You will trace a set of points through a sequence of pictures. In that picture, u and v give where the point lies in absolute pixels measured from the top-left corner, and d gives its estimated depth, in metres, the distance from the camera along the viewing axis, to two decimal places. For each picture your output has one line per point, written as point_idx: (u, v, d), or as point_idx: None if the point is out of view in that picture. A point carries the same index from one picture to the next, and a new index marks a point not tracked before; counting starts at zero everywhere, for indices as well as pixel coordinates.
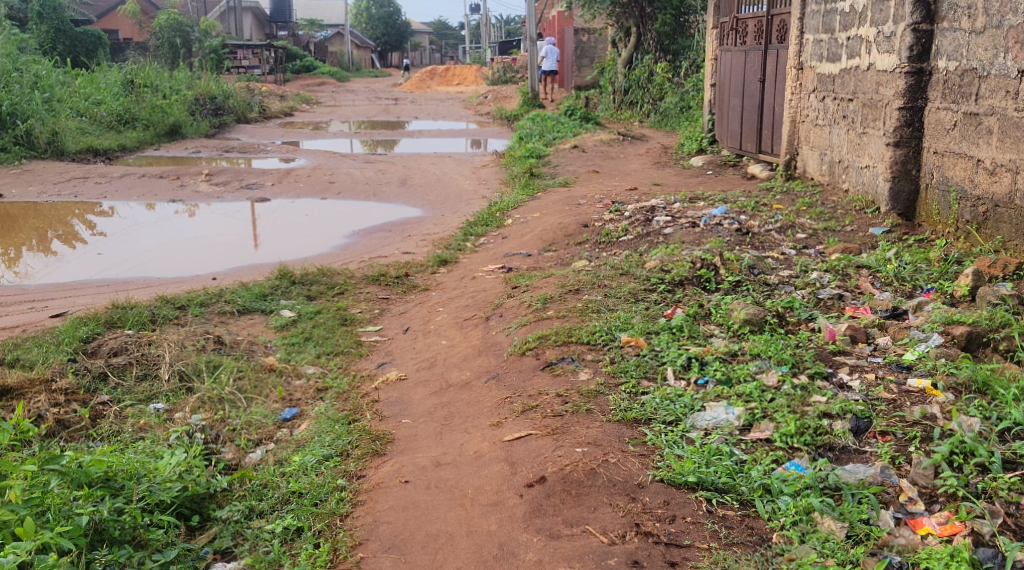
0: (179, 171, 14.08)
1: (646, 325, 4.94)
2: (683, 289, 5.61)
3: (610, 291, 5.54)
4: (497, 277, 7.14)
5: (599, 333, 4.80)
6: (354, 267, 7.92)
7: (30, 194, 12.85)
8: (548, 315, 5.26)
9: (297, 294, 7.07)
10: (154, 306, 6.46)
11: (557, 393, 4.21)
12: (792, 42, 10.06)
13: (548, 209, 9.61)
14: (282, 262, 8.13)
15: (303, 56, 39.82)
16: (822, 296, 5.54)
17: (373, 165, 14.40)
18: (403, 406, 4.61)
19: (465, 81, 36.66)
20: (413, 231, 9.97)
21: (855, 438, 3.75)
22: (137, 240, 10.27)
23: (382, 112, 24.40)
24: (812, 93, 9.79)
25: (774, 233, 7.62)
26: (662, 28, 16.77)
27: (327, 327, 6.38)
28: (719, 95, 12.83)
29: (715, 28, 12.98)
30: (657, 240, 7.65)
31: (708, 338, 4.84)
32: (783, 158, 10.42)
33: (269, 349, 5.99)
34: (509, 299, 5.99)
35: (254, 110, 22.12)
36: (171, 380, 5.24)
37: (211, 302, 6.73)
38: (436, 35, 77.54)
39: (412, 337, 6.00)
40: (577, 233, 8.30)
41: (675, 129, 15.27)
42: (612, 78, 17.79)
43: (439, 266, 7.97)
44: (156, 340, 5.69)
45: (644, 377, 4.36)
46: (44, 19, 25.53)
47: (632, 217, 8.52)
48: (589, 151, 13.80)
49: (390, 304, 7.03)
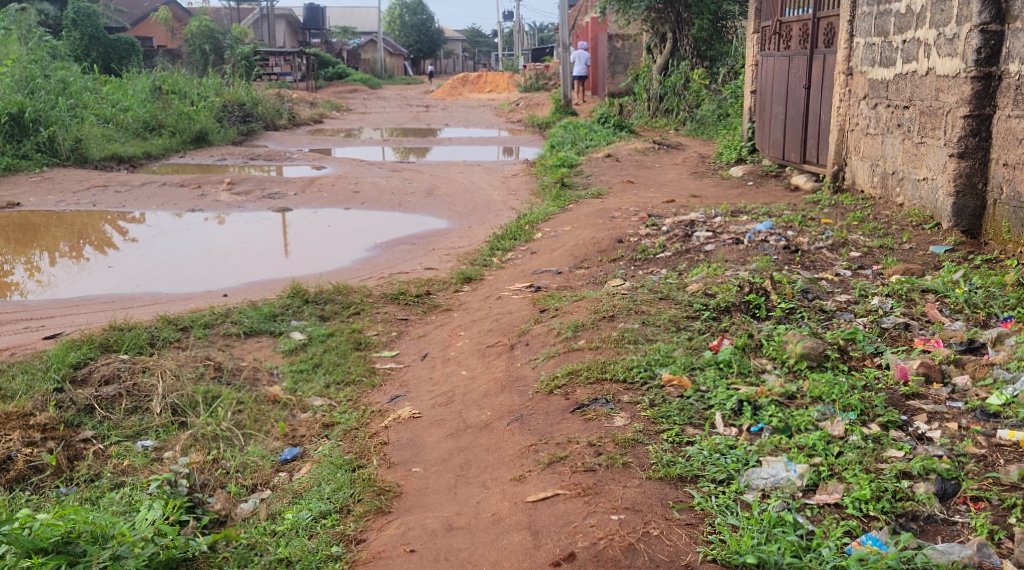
0: (201, 179, 13.70)
1: (690, 359, 4.39)
2: (729, 316, 5.04)
3: (648, 318, 4.99)
4: (524, 297, 6.62)
5: (637, 369, 4.25)
6: (373, 284, 7.44)
7: (49, 202, 12.52)
8: (579, 345, 4.72)
9: (310, 314, 6.59)
10: (154, 328, 6.01)
11: (588, 442, 3.66)
12: (841, 45, 9.46)
13: (579, 223, 9.08)
14: (295, 279, 7.67)
15: (335, 64, 39.63)
16: (885, 325, 4.95)
17: (400, 174, 13.95)
18: (414, 451, 4.08)
19: (497, 88, 36.19)
20: (437, 244, 9.48)
21: (942, 505, 3.18)
22: (152, 250, 9.90)
23: (413, 119, 23.99)
24: (862, 100, 9.18)
25: (825, 251, 7.03)
26: (699, 34, 16.20)
27: (339, 352, 5.89)
28: (760, 102, 12.23)
29: (756, 33, 12.39)
30: (697, 258, 7.11)
31: (759, 375, 4.29)
32: (831, 168, 9.81)
33: (274, 377, 5.51)
34: (536, 325, 5.45)
35: (283, 116, 21.77)
36: (163, 414, 4.76)
37: (216, 323, 6.27)
38: (469, 43, 77.22)
39: (430, 365, 5.49)
40: (610, 250, 7.78)
41: (712, 137, 14.70)
42: (646, 84, 17.22)
43: (463, 284, 7.47)
44: (153, 368, 5.25)
45: (689, 422, 3.81)
46: (77, 25, 25.37)
47: (670, 232, 7.97)
48: (624, 160, 13.25)
49: (409, 326, 6.53)
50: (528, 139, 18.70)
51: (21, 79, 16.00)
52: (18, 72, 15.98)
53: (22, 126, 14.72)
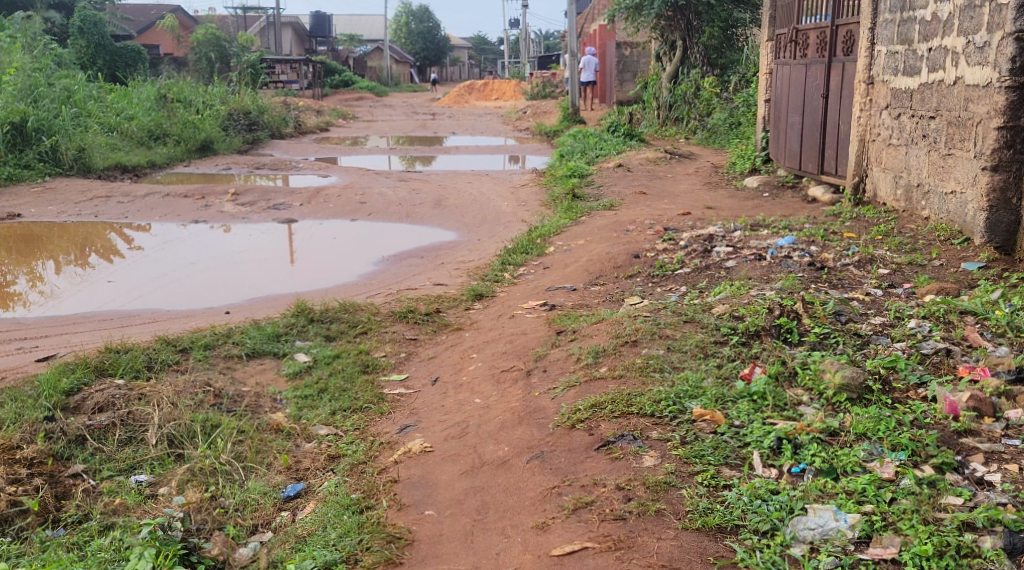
0: (205, 189, 13.44)
1: (721, 390, 4.10)
2: (759, 341, 4.74)
3: (673, 343, 4.69)
4: (538, 317, 6.33)
5: (666, 403, 3.97)
6: (380, 301, 7.16)
7: (50, 213, 12.27)
8: (601, 374, 4.44)
9: (315, 334, 6.31)
10: (152, 350, 5.74)
11: (618, 486, 3.43)
12: (861, 54, 9.16)
13: (593, 237, 8.80)
14: (300, 295, 7.41)
15: (341, 71, 39.43)
16: (925, 351, 4.64)
17: (407, 184, 13.68)
18: (427, 491, 3.81)
19: (503, 95, 35.95)
20: (446, 257, 9.19)
21: (1011, 562, 2.93)
22: (154, 261, 9.64)
23: (419, 127, 23.74)
24: (884, 110, 8.88)
25: (852, 268, 6.73)
26: (709, 41, 15.92)
27: (346, 376, 5.61)
28: (774, 112, 11.93)
29: (771, 41, 12.10)
30: (718, 274, 6.82)
31: (797, 408, 3.99)
32: (851, 180, 9.51)
33: (277, 404, 5.23)
34: (553, 349, 5.16)
35: (289, 125, 21.52)
36: (158, 445, 4.49)
37: (217, 344, 5.99)
38: (475, 51, 77.16)
39: (441, 392, 5.21)
40: (627, 266, 7.50)
41: (724, 146, 14.42)
42: (656, 93, 16.96)
43: (474, 301, 7.19)
44: (149, 395, 4.98)
45: (724, 463, 3.53)
46: (83, 33, 25.18)
47: (688, 247, 7.69)
48: (635, 170, 12.96)
49: (418, 347, 6.25)
50: (536, 147, 18.44)
51: (24, 88, 15.79)
52: (21, 81, 15.76)
53: (25, 136, 14.50)
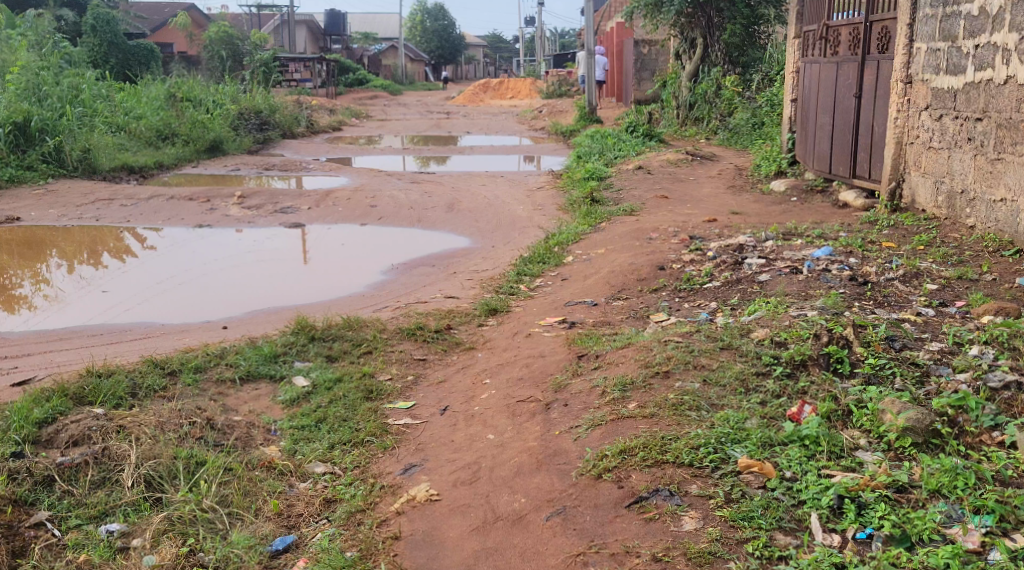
0: (212, 191, 13.01)
1: (767, 433, 3.60)
2: (806, 372, 4.23)
3: (710, 376, 4.18)
4: (557, 336, 5.86)
5: (705, 450, 3.50)
6: (387, 316, 6.68)
7: (51, 216, 11.84)
8: (630, 413, 3.93)
9: (315, 354, 5.84)
10: (137, 373, 5.29)
11: (655, 558, 3.08)
12: (898, 51, 8.61)
13: (615, 245, 8.30)
14: (302, 311, 6.95)
15: (356, 69, 38.98)
16: (993, 385, 4.08)
17: (419, 186, 13.21)
18: (431, 553, 3.39)
19: (518, 94, 35.43)
20: (458, 266, 8.71)
21: None
22: (152, 267, 9.23)
23: (433, 127, 23.25)
24: (924, 111, 8.32)
25: (897, 284, 6.19)
26: (731, 39, 15.34)
27: (347, 403, 5.13)
28: (802, 112, 11.38)
29: (798, 38, 11.56)
30: (751, 289, 6.32)
31: (854, 454, 3.51)
32: (887, 185, 8.90)
33: (271, 436, 4.76)
34: (575, 379, 4.67)
35: (301, 124, 21.07)
36: (135, 488, 4.03)
37: (209, 366, 5.53)
38: (490, 49, 76.65)
39: (450, 424, 4.72)
40: (651, 279, 7.02)
41: (747, 147, 13.88)
42: (675, 92, 16.44)
43: (487, 317, 6.72)
44: (130, 426, 4.52)
45: (777, 527, 3.14)
46: (96, 31, 24.81)
47: (717, 259, 7.18)
48: (656, 173, 12.45)
49: (426, 368, 5.77)
50: (552, 147, 17.93)
51: (30, 87, 15.40)
52: (25, 80, 15.37)
53: (28, 136, 14.11)
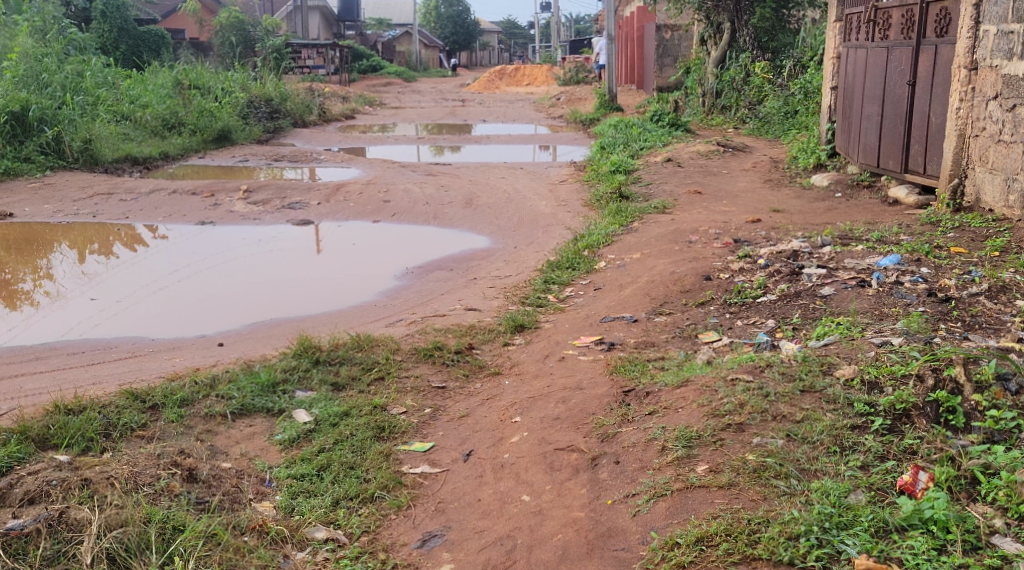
0: (216, 184, 12.28)
1: (880, 516, 3.05)
2: (911, 425, 3.48)
3: (795, 430, 3.51)
4: (595, 362, 5.14)
5: (804, 541, 3.02)
6: (400, 334, 5.94)
7: (45, 212, 11.13)
8: (702, 481, 3.38)
9: (319, 382, 5.10)
10: (113, 408, 4.57)
11: None
12: (962, 34, 7.73)
13: (651, 250, 7.53)
14: (305, 329, 6.21)
15: (370, 56, 38.14)
16: None
17: (435, 179, 12.47)
18: None
19: (535, 81, 34.60)
20: (479, 271, 7.96)
21: None
22: (147, 266, 8.52)
23: (448, 115, 22.45)
24: (992, 100, 7.45)
25: (983, 300, 5.37)
26: (761, 23, 14.56)
27: (354, 444, 4.39)
28: (842, 101, 10.53)
29: (840, 22, 10.72)
30: (813, 306, 5.55)
31: (995, 543, 2.91)
32: (948, 182, 8.03)
33: (265, 489, 4.06)
34: (625, 428, 3.96)
35: (313, 113, 20.29)
36: (95, 566, 3.39)
37: (196, 399, 4.80)
38: (506, 36, 75.79)
39: (475, 476, 4.01)
40: (696, 290, 6.26)
41: (779, 137, 13.05)
42: (701, 79, 15.59)
43: (514, 334, 5.98)
44: (96, 479, 3.79)
45: None
46: (106, 18, 24.08)
47: (770, 268, 6.41)
48: (686, 165, 11.66)
49: (446, 400, 5.02)
50: (572, 136, 17.11)
51: (31, 73, 14.66)
52: (24, 66, 14.60)
53: (25, 125, 13.36)
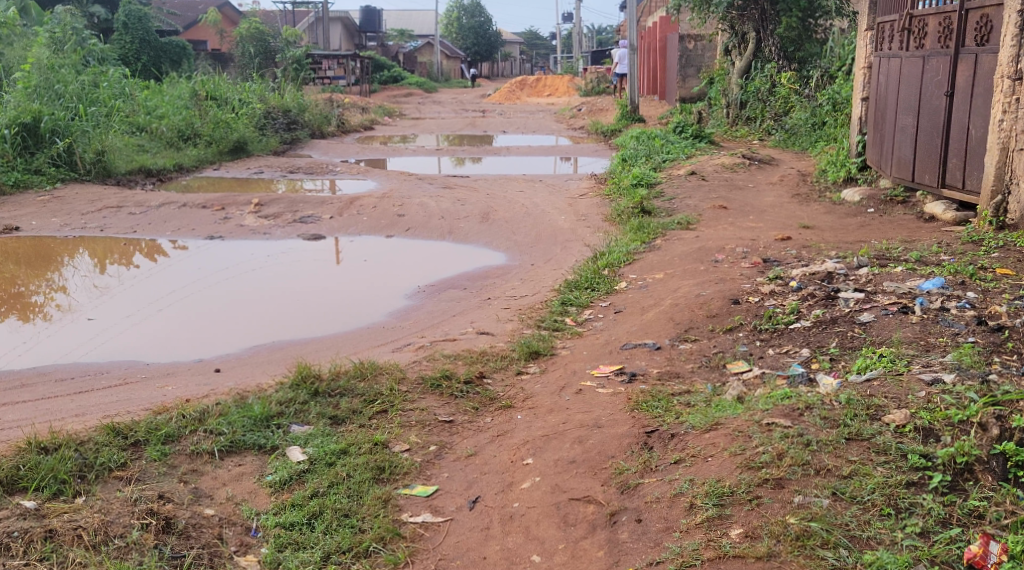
0: (229, 197, 11.97)
1: None
2: (975, 481, 3.13)
3: (842, 488, 3.21)
4: (614, 396, 4.73)
5: None
6: (406, 361, 5.56)
7: (53, 226, 10.85)
8: (738, 550, 3.10)
9: (317, 416, 4.71)
10: (92, 446, 4.22)
11: None
12: (1006, 43, 7.27)
13: (676, 270, 7.12)
14: (307, 355, 5.84)
15: (391, 67, 37.93)
16: None
17: (452, 192, 12.10)
18: None
19: (556, 91, 34.21)
20: (493, 290, 7.58)
21: None
22: (150, 281, 8.19)
23: (468, 126, 22.09)
24: None
25: None
26: (787, 32, 14.07)
27: (351, 487, 4.00)
28: (874, 112, 10.06)
29: (871, 30, 10.26)
30: (851, 335, 5.11)
31: None
32: (990, 199, 7.56)
33: (250, 540, 3.67)
34: (648, 480, 3.58)
35: (331, 124, 19.97)
36: None
37: (183, 434, 4.43)
38: (528, 47, 75.60)
39: (481, 528, 3.66)
40: (724, 314, 5.84)
41: (806, 149, 12.58)
42: (724, 90, 15.14)
43: (529, 361, 5.58)
44: (62, 531, 3.50)
45: None
46: (127, 28, 23.93)
47: (802, 291, 5.98)
48: (711, 179, 11.23)
49: (452, 436, 4.61)
50: (592, 148, 16.69)
51: (46, 84, 14.45)
52: (38, 77, 14.40)
53: (37, 137, 13.11)
